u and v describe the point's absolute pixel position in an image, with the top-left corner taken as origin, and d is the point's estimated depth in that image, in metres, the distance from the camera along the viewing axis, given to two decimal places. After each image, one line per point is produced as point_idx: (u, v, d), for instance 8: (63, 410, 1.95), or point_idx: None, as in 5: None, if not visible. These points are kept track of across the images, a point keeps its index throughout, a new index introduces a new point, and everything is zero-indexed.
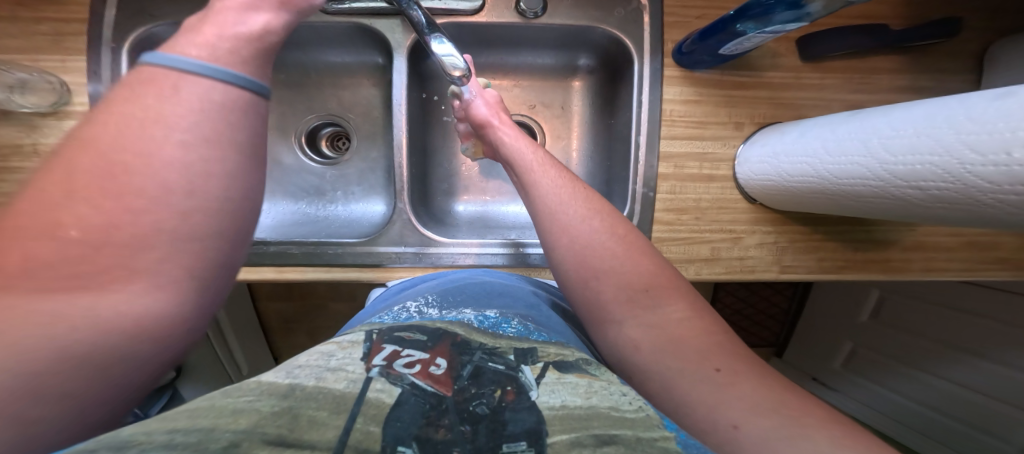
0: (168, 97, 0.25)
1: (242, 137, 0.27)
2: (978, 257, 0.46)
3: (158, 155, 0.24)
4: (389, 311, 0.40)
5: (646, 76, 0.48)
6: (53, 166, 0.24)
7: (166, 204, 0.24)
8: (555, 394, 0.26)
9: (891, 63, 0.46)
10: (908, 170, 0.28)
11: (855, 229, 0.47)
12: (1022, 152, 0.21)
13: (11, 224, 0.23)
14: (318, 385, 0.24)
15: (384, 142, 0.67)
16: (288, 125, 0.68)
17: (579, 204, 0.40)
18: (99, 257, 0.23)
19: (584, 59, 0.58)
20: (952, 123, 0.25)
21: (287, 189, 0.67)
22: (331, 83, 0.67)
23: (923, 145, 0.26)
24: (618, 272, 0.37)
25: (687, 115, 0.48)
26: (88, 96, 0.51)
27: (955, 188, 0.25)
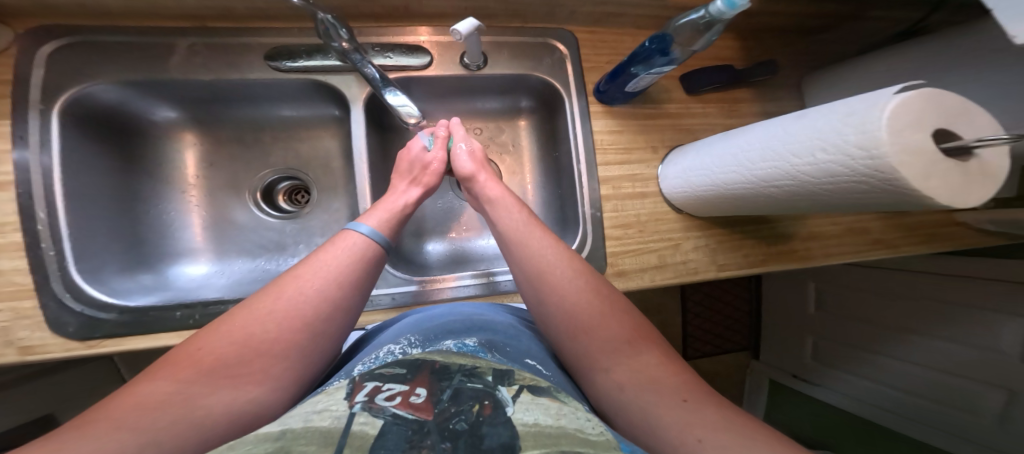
0: (333, 256, 0.42)
1: (365, 282, 0.43)
2: (858, 241, 0.55)
3: (320, 290, 0.40)
4: (375, 357, 0.40)
5: (576, 111, 0.56)
6: (268, 290, 0.39)
7: (313, 324, 0.38)
8: (528, 412, 0.29)
9: (745, 94, 0.60)
10: (764, 174, 0.35)
11: (761, 227, 0.55)
12: (821, 153, 0.28)
13: (229, 322, 0.37)
14: (306, 425, 0.27)
15: (345, 191, 0.70)
16: (242, 182, 0.69)
17: (569, 266, 0.46)
18: (262, 353, 0.36)
19: (526, 102, 0.66)
20: (778, 138, 0.33)
21: (244, 246, 0.67)
22: (287, 137, 0.70)
23: (768, 159, 0.34)
24: (601, 326, 0.42)
25: (614, 143, 0.56)
26: (14, 164, 0.49)
27: (794, 183, 0.32)
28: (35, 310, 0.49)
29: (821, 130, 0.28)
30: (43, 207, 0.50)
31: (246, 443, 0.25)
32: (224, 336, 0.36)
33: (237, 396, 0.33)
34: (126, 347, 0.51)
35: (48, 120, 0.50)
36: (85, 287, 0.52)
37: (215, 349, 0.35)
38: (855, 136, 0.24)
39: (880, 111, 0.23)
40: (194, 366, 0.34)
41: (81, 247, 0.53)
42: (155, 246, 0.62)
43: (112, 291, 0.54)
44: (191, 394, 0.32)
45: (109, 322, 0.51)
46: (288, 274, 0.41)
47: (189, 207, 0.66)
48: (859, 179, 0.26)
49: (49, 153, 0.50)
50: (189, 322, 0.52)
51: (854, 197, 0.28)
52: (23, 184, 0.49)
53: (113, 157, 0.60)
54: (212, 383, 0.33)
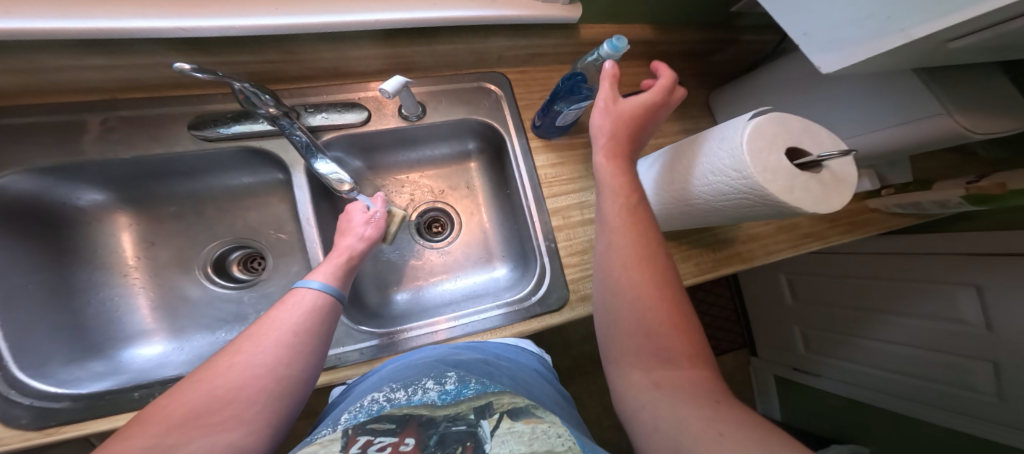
0: (286, 312, 0.44)
1: (322, 328, 0.45)
2: (793, 237, 0.59)
3: (278, 340, 0.42)
4: (358, 406, 0.38)
5: (518, 150, 0.59)
6: (228, 348, 0.41)
7: (275, 369, 0.40)
8: (505, 444, 0.29)
9: (667, 114, 0.66)
10: (675, 198, 0.41)
11: (704, 234, 0.59)
12: (708, 178, 0.35)
13: (193, 377, 0.38)
14: None
15: (301, 253, 0.69)
16: (188, 258, 0.67)
17: (652, 266, 0.38)
18: (228, 402, 0.36)
19: (472, 144, 0.68)
20: (681, 163, 0.39)
21: (202, 321, 0.64)
22: (233, 206, 0.69)
23: (680, 185, 0.39)
24: (664, 334, 0.36)
25: (558, 176, 0.59)
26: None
27: (698, 205, 0.39)
28: None
29: (704, 159, 0.35)
30: None
31: None
32: (188, 390, 0.36)
33: (215, 442, 0.34)
34: (85, 431, 0.48)
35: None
36: (29, 381, 0.49)
37: (179, 402, 0.35)
38: (727, 160, 0.32)
39: (741, 137, 0.30)
40: (162, 421, 0.34)
41: (20, 347, 0.50)
42: (103, 333, 0.59)
43: (63, 381, 0.51)
44: (166, 445, 0.32)
45: (66, 409, 0.48)
46: (247, 331, 0.43)
47: (133, 290, 0.63)
48: (736, 197, 0.33)
49: None
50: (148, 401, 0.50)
51: (738, 214, 0.35)
52: None
53: (43, 250, 0.57)
54: (181, 433, 0.33)
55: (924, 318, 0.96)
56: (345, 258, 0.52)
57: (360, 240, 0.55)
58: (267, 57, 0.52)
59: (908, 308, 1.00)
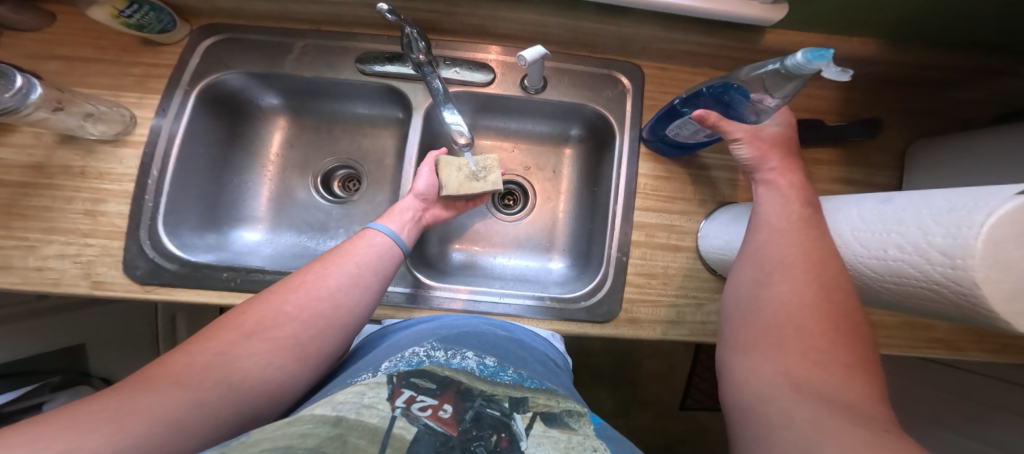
0: (354, 247, 0.49)
1: (381, 266, 0.49)
2: (916, 338, 0.50)
3: (342, 269, 0.46)
4: (400, 357, 0.41)
5: (625, 150, 0.57)
6: (297, 273, 0.47)
7: (332, 296, 0.44)
8: (540, 447, 0.29)
9: (830, 155, 0.58)
10: (829, 255, 0.38)
11: None
12: (895, 250, 0.30)
13: (265, 292, 0.45)
14: (357, 417, 0.29)
15: (390, 187, 0.74)
16: (309, 165, 0.76)
17: (820, 274, 0.35)
18: (291, 321, 0.42)
19: (575, 130, 0.66)
20: (854, 219, 0.35)
21: (295, 223, 0.73)
22: (354, 132, 0.76)
23: (858, 239, 0.34)
24: (810, 341, 0.33)
25: (658, 190, 0.55)
26: (151, 129, 0.61)
27: (855, 274, 0.35)
28: (119, 252, 0.58)
29: (904, 227, 0.30)
30: (157, 167, 0.60)
31: (304, 420, 0.29)
32: (263, 305, 0.42)
33: (267, 362, 0.39)
34: (173, 298, 0.58)
35: (186, 99, 0.63)
36: (162, 238, 0.60)
37: (254, 315, 0.42)
38: (941, 237, 0.26)
39: (984, 216, 0.24)
40: (237, 330, 0.40)
41: (173, 205, 0.62)
42: (228, 210, 0.71)
43: (182, 244, 0.62)
44: (232, 355, 0.38)
45: (169, 271, 0.58)
46: (321, 258, 0.48)
47: (263, 181, 0.74)
48: (933, 284, 0.28)
49: (179, 122, 0.62)
50: (229, 284, 0.59)
51: (915, 302, 0.31)
52: (151, 145, 0.60)
53: (220, 131, 0.70)
54: (249, 341, 0.39)
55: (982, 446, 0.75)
56: (405, 209, 0.56)
57: (416, 197, 0.58)
58: (434, 7, 0.54)
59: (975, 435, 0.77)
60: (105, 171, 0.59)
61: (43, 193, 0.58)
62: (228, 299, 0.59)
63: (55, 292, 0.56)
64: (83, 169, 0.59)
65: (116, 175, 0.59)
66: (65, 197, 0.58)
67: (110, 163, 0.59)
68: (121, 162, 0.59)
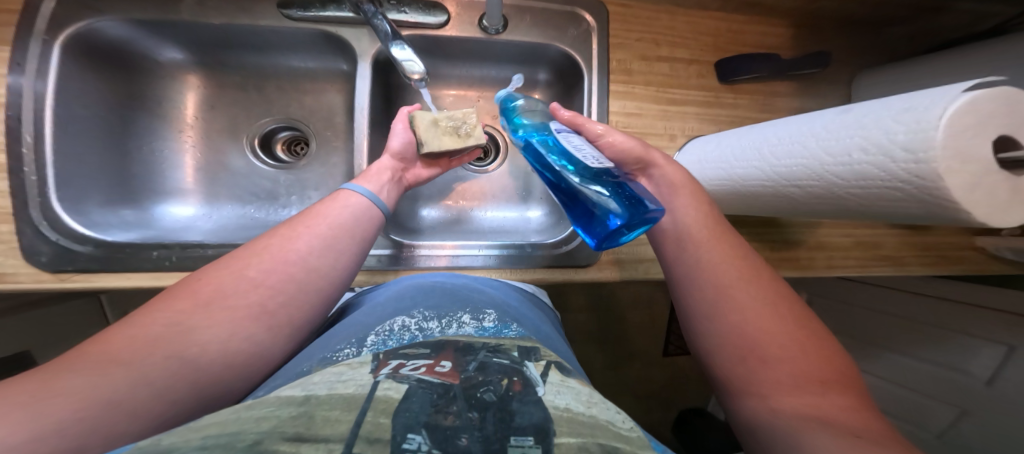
0: (329, 209, 0.44)
1: (358, 227, 0.45)
2: (867, 255, 0.53)
3: (311, 232, 0.41)
4: (387, 329, 0.39)
5: (594, 90, 0.54)
6: (260, 238, 0.41)
7: (304, 260, 0.40)
8: (560, 395, 0.29)
9: (783, 88, 0.58)
10: (788, 171, 0.37)
11: (770, 230, 0.52)
12: (859, 153, 0.30)
13: (223, 260, 0.39)
14: (330, 392, 0.27)
15: (343, 145, 0.68)
16: (241, 127, 0.68)
17: (755, 291, 0.40)
18: (256, 289, 0.37)
19: (542, 73, 0.62)
20: (812, 132, 0.35)
21: (235, 192, 0.65)
22: (293, 87, 0.68)
23: (817, 150, 0.34)
24: (781, 358, 0.36)
25: (630, 126, 0.54)
26: (6, 87, 0.49)
27: (820, 184, 0.34)
28: (10, 236, 0.49)
29: (864, 131, 0.30)
30: (30, 130, 0.50)
31: (267, 402, 0.26)
32: (223, 270, 0.37)
33: (229, 334, 0.34)
34: (95, 283, 0.50)
35: (48, 50, 0.51)
36: (61, 215, 0.51)
37: (211, 284, 0.36)
38: (906, 135, 0.27)
39: (943, 109, 0.25)
40: (192, 300, 0.35)
41: (65, 177, 0.53)
42: (145, 183, 0.61)
43: (90, 223, 0.53)
44: (187, 327, 0.33)
45: (83, 254, 0.50)
46: (287, 221, 0.43)
47: (183, 148, 0.64)
48: (898, 182, 0.28)
49: (45, 80, 0.51)
50: (165, 263, 0.51)
51: (881, 204, 0.31)
52: (14, 107, 0.49)
53: (110, 89, 0.59)
54: (205, 315, 0.34)
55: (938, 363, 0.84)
56: (382, 169, 0.50)
57: (392, 156, 0.52)
58: None
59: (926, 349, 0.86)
60: None
61: None
62: (166, 280, 0.52)
63: None
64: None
65: None
66: None
67: None
68: None
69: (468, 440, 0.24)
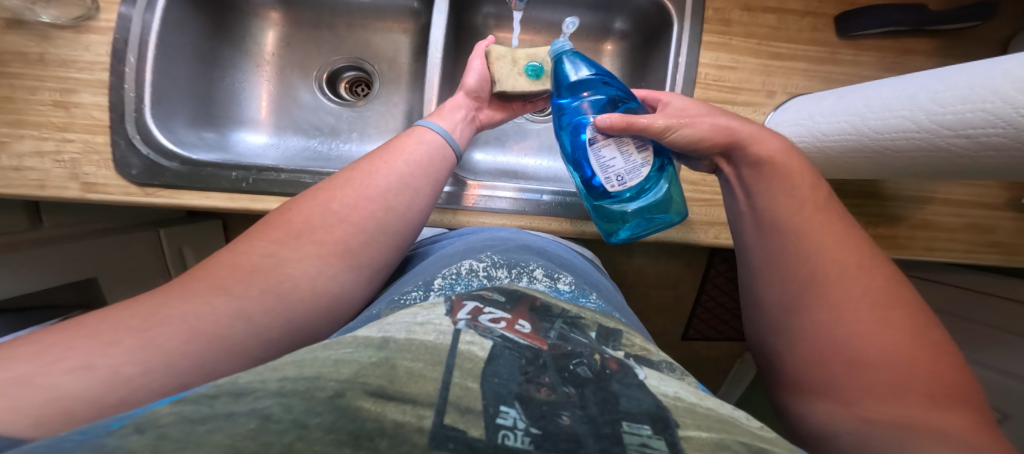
0: (404, 145, 0.47)
1: (432, 172, 0.46)
2: (976, 239, 0.48)
3: (389, 169, 0.44)
4: (455, 273, 0.39)
5: (685, 37, 0.50)
6: (342, 173, 0.44)
7: (383, 196, 0.42)
8: (664, 383, 0.27)
9: (921, 45, 0.51)
10: (957, 119, 0.30)
11: (869, 203, 0.48)
12: None
13: (311, 193, 0.42)
14: (409, 337, 0.26)
15: (407, 88, 0.68)
16: (311, 64, 0.69)
17: (850, 279, 0.31)
18: (341, 222, 0.39)
19: (619, 22, 0.59)
20: (1005, 71, 0.27)
21: (302, 125, 0.66)
22: (361, 27, 0.68)
23: (1008, 91, 0.27)
24: (877, 361, 0.28)
25: (721, 80, 0.50)
26: (118, 15, 0.51)
27: (1005, 133, 0.28)
28: (105, 148, 0.51)
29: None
30: (134, 52, 0.52)
31: (344, 343, 0.25)
32: (313, 202, 0.40)
33: (311, 266, 0.36)
34: (180, 199, 0.53)
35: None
36: (154, 133, 0.53)
37: (302, 213, 0.39)
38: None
39: None
40: (286, 228, 0.38)
41: (159, 97, 0.55)
42: (223, 109, 0.63)
43: (178, 142, 0.55)
44: (280, 256, 0.35)
45: (169, 171, 0.52)
46: (365, 159, 0.45)
47: (259, 81, 0.66)
48: None
49: (152, 11, 0.53)
50: (242, 185, 0.53)
51: None
52: (122, 31, 0.52)
53: (204, 19, 0.61)
54: (296, 242, 0.36)
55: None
56: (456, 108, 0.52)
57: (467, 94, 0.54)
58: None
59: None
60: (70, 58, 0.51)
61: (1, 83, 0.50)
62: (235, 203, 0.53)
63: (41, 195, 0.50)
64: (41, 55, 0.50)
65: (84, 63, 0.51)
66: (28, 87, 0.50)
67: (74, 50, 0.51)
68: (87, 49, 0.51)
69: (569, 417, 0.21)
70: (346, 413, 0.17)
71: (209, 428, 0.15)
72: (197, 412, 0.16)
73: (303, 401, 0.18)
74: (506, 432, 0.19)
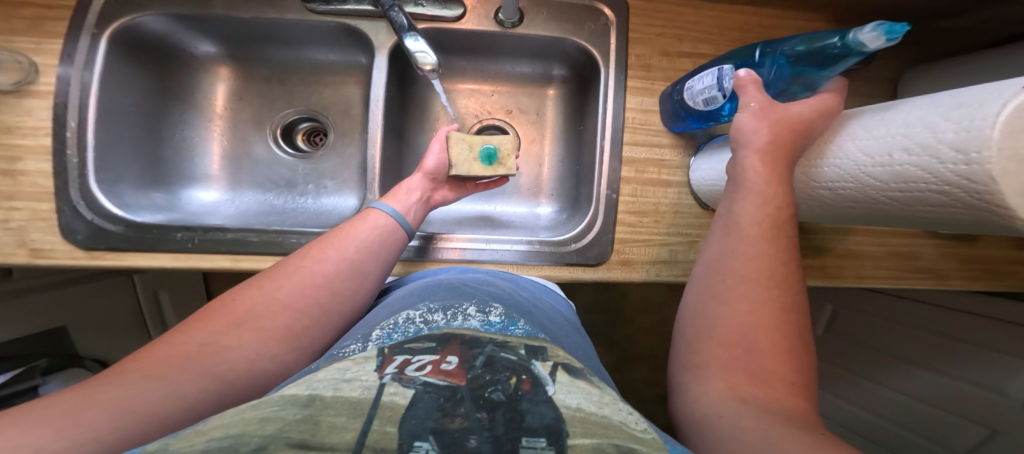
0: (357, 228, 0.47)
1: (382, 253, 0.46)
2: (900, 267, 0.50)
3: (337, 253, 0.44)
4: (392, 324, 0.37)
5: (610, 85, 0.53)
6: (292, 257, 0.44)
7: (327, 283, 0.42)
8: (570, 394, 0.27)
9: None
10: (823, 173, 0.36)
11: (796, 236, 0.49)
12: (900, 153, 0.28)
13: (259, 279, 0.42)
14: (335, 394, 0.25)
15: (360, 138, 0.69)
16: (265, 119, 0.70)
17: (754, 290, 0.36)
18: (283, 310, 0.39)
19: (558, 69, 0.62)
20: (853, 131, 0.33)
21: (257, 180, 0.68)
22: (313, 81, 0.70)
23: (852, 150, 0.32)
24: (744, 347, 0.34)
25: (647, 124, 0.52)
26: (57, 78, 0.52)
27: (854, 187, 0.33)
28: (51, 214, 0.52)
29: (911, 129, 0.28)
30: (74, 116, 0.53)
31: (273, 402, 0.24)
32: (254, 292, 0.40)
33: (244, 352, 0.36)
34: (124, 260, 0.53)
35: (96, 43, 0.54)
36: (99, 198, 0.54)
37: (245, 302, 0.39)
38: (956, 133, 0.24)
39: (1000, 107, 0.22)
40: (227, 318, 0.38)
41: (104, 161, 0.56)
42: (177, 168, 0.65)
43: (124, 204, 0.56)
44: (218, 345, 0.35)
45: (115, 234, 0.53)
46: (316, 242, 0.46)
47: (212, 136, 0.68)
48: (943, 185, 0.26)
49: (91, 70, 0.54)
50: (187, 245, 0.54)
51: (925, 210, 0.29)
52: (62, 94, 0.53)
53: (149, 78, 0.63)
54: (235, 334, 0.36)
55: (952, 377, 0.73)
56: (412, 190, 0.52)
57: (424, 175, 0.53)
58: None
59: (940, 363, 0.75)
60: (13, 124, 0.52)
61: None
62: (184, 262, 0.54)
63: None
64: None
65: (27, 129, 0.52)
66: None
67: (18, 116, 0.52)
68: (29, 114, 0.52)
69: (477, 442, 0.22)
70: None
71: None
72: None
73: None
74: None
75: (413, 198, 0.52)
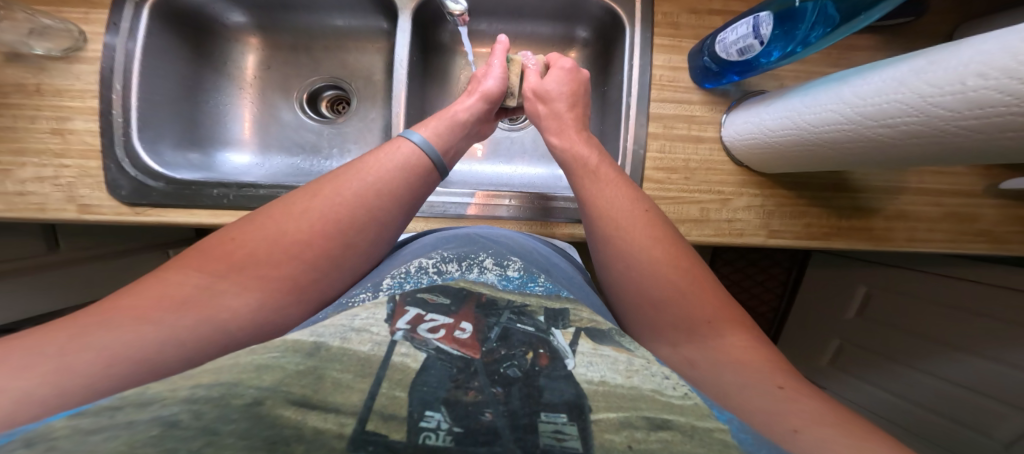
0: (377, 163, 0.45)
1: (403, 190, 0.45)
2: (957, 229, 0.49)
3: (354, 187, 0.43)
4: (403, 272, 0.39)
5: (637, 42, 0.52)
6: (302, 192, 0.43)
7: (337, 226, 0.40)
8: (591, 367, 0.27)
9: (866, 41, 0.53)
10: (877, 110, 0.32)
11: (837, 196, 0.50)
12: (975, 79, 0.25)
13: (262, 217, 0.40)
14: (342, 346, 0.26)
15: (383, 102, 0.71)
16: (292, 85, 0.72)
17: (656, 244, 0.42)
18: (289, 254, 0.38)
19: (582, 31, 0.61)
20: (917, 66, 0.29)
21: (284, 144, 0.70)
22: (336, 48, 0.71)
23: (917, 84, 0.29)
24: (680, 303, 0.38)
25: (675, 81, 0.52)
26: (103, 45, 0.56)
27: (920, 121, 0.29)
28: (98, 171, 0.55)
29: (984, 54, 0.24)
30: (119, 80, 0.56)
31: (297, 347, 0.26)
32: (256, 232, 0.39)
33: (243, 303, 0.35)
34: (164, 215, 0.55)
35: (138, 12, 0.57)
36: (143, 156, 0.57)
37: (246, 244, 0.38)
38: None
39: None
40: (224, 261, 0.37)
41: (145, 120, 0.59)
42: (211, 132, 0.67)
43: (164, 162, 0.59)
44: (215, 290, 0.35)
45: (157, 190, 0.55)
46: (330, 177, 0.44)
47: (241, 102, 0.70)
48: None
49: (133, 38, 0.57)
50: (222, 201, 0.56)
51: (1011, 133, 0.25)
52: (107, 59, 0.56)
53: (186, 44, 0.65)
54: (236, 277, 0.36)
55: (1010, 365, 0.69)
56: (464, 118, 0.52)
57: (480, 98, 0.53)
58: None
59: (988, 348, 0.71)
60: (63, 87, 0.55)
61: (3, 113, 0.54)
62: (223, 219, 0.56)
63: (41, 217, 0.53)
64: (38, 86, 0.54)
65: (75, 91, 0.55)
66: (26, 117, 0.54)
67: (66, 79, 0.55)
68: (77, 78, 0.55)
69: (492, 416, 0.22)
70: (261, 422, 0.19)
71: (104, 436, 0.17)
72: (95, 423, 0.18)
73: (212, 408, 0.19)
74: (428, 433, 0.20)
75: (464, 125, 0.52)
